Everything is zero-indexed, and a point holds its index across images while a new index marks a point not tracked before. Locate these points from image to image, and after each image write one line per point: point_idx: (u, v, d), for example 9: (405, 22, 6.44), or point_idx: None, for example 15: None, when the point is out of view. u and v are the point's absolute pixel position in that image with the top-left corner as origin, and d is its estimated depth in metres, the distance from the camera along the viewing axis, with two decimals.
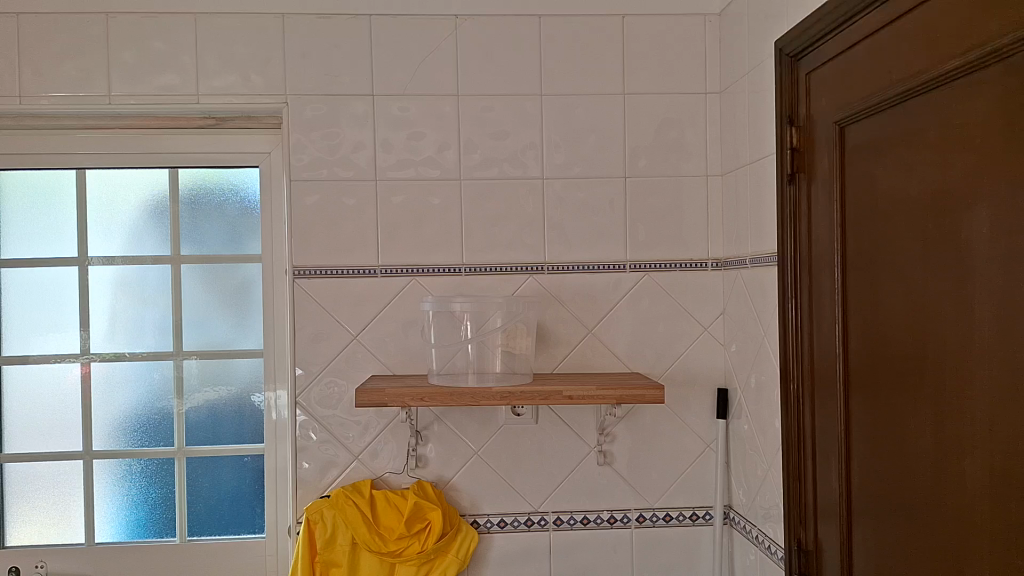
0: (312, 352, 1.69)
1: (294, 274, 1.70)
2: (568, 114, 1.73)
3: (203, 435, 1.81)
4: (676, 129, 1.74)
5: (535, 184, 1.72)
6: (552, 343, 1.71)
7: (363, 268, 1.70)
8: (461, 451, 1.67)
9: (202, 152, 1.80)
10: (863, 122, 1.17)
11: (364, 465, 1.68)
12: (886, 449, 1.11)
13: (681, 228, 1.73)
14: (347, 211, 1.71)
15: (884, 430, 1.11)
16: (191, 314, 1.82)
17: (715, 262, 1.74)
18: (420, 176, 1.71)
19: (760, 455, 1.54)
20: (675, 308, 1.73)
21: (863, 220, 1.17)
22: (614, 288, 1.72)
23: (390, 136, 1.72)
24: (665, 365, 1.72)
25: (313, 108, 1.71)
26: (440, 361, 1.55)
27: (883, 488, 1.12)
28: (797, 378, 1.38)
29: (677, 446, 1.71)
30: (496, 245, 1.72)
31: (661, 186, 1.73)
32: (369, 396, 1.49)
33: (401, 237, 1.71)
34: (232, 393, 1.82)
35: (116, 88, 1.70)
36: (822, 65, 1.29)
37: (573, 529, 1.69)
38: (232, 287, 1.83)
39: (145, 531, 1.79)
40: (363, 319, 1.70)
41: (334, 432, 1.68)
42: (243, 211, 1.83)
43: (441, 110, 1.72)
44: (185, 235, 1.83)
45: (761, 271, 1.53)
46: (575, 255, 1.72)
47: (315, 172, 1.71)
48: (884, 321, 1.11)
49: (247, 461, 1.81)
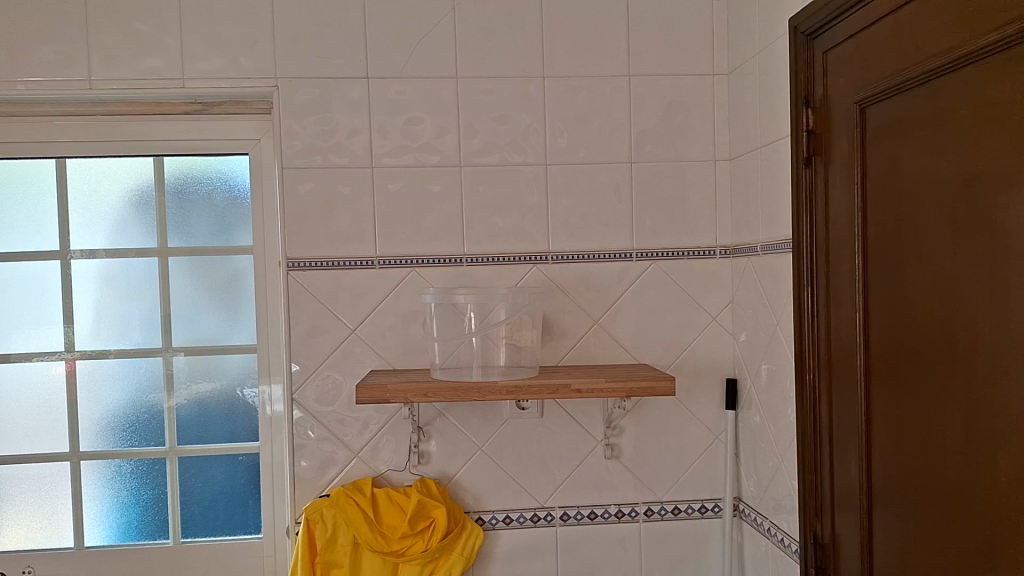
0: (309, 347, 1.63)
1: (288, 266, 1.63)
2: (571, 97, 1.66)
3: (195, 434, 1.74)
4: (683, 112, 1.68)
5: (537, 170, 1.66)
6: (557, 335, 1.66)
7: (360, 260, 1.64)
8: (464, 446, 1.62)
9: (189, 139, 1.71)
10: (885, 103, 1.13)
11: (364, 462, 1.62)
12: (912, 441, 1.07)
13: (688, 215, 1.68)
14: (343, 199, 1.64)
15: (910, 422, 1.08)
16: (180, 309, 1.75)
17: (723, 249, 1.69)
18: (419, 163, 1.65)
19: (771, 446, 1.51)
20: (683, 298, 1.68)
21: (888, 203, 1.12)
22: (621, 278, 1.67)
23: (387, 121, 1.64)
24: (673, 356, 1.68)
25: (305, 93, 1.64)
26: (444, 355, 1.51)
27: (906, 479, 1.09)
28: (813, 368, 1.34)
29: (684, 439, 1.67)
30: (498, 235, 1.66)
31: (667, 171, 1.68)
32: (370, 393, 1.43)
33: (400, 227, 1.64)
34: (224, 389, 1.75)
35: (96, 72, 1.61)
36: (841, 43, 1.24)
37: (580, 524, 1.65)
38: (223, 280, 1.75)
39: (137, 533, 1.73)
40: (361, 312, 1.64)
41: (333, 429, 1.62)
42: (231, 201, 1.76)
43: (439, 94, 1.65)
44: (172, 226, 1.75)
45: (772, 259, 1.49)
46: (579, 244, 1.67)
47: (309, 160, 1.64)
48: (910, 311, 1.07)
49: (242, 460, 1.75)
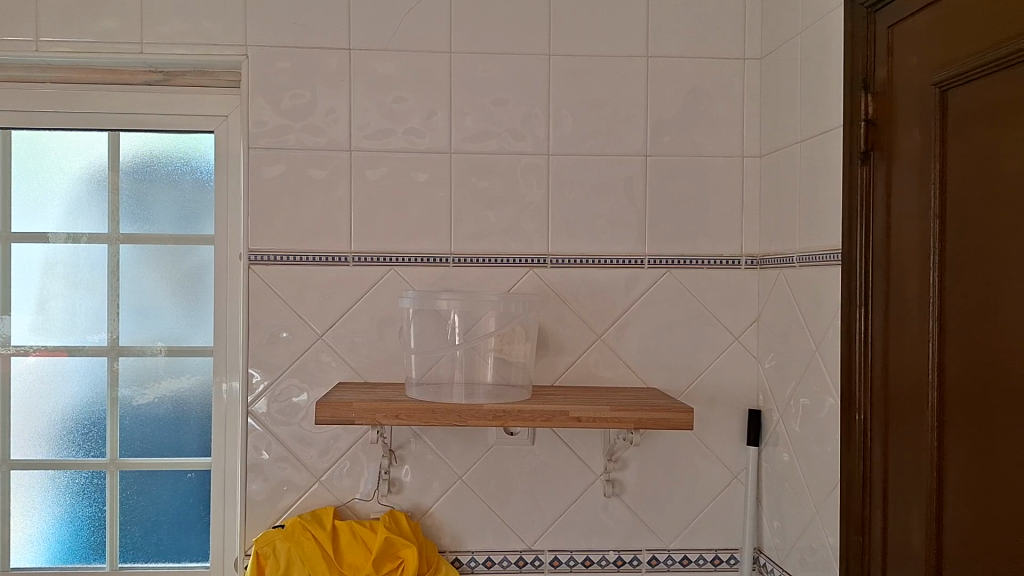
0: (270, 352, 1.42)
1: (249, 259, 1.43)
2: (580, 79, 1.46)
3: (139, 446, 1.54)
4: (708, 100, 1.47)
5: (538, 161, 1.45)
6: (553, 350, 1.44)
7: (332, 255, 1.43)
8: (442, 475, 1.41)
9: (149, 112, 1.53)
10: (977, 85, 0.93)
11: (326, 488, 1.41)
12: (1011, 500, 0.88)
13: (710, 219, 1.47)
14: (315, 186, 1.43)
15: (1008, 478, 0.88)
16: (131, 303, 1.55)
17: (749, 259, 1.46)
18: (404, 147, 1.44)
19: (804, 494, 1.29)
20: (701, 313, 1.46)
21: (978, 210, 0.93)
22: (630, 287, 1.45)
23: (369, 99, 1.44)
24: (687, 380, 1.46)
25: (278, 63, 1.44)
26: (421, 369, 1.29)
27: (997, 546, 0.90)
28: (864, 407, 1.14)
29: (697, 477, 1.45)
30: (490, 233, 1.45)
31: (688, 168, 1.46)
32: (332, 412, 1.22)
33: (379, 220, 1.44)
34: (175, 395, 1.55)
35: (44, 31, 1.43)
36: (916, 14, 1.04)
37: (573, 572, 1.42)
38: (181, 272, 1.56)
39: (69, 555, 1.53)
40: (331, 315, 1.43)
41: (292, 449, 1.41)
42: (193, 184, 1.56)
43: (430, 70, 1.45)
44: (125, 210, 1.56)
45: (813, 272, 1.27)
46: (583, 247, 1.45)
47: (279, 139, 1.44)
48: (1011, 341, 0.88)
49: (191, 478, 1.54)
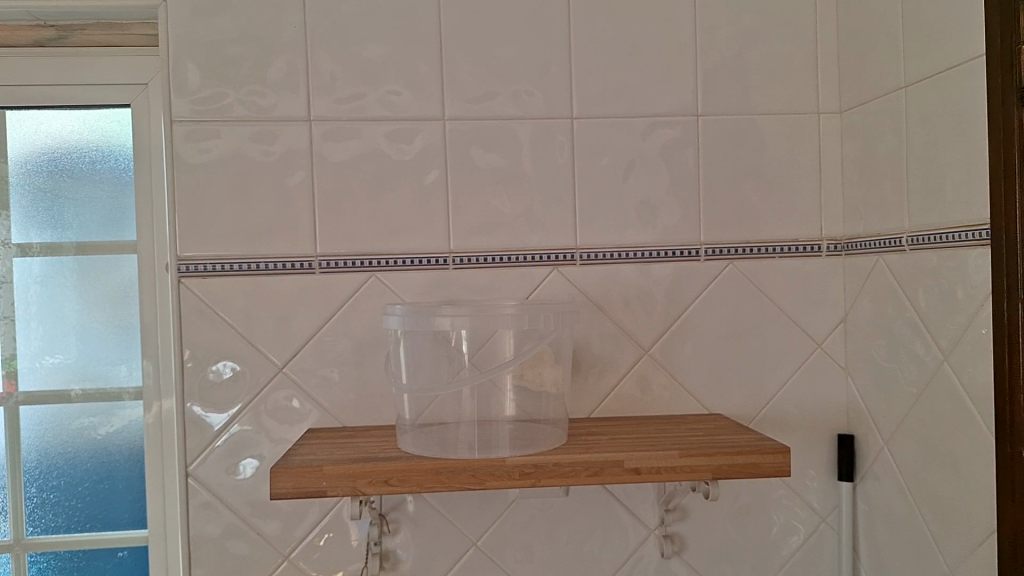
0: (216, 393, 1.08)
1: (180, 272, 1.07)
2: (609, 19, 1.12)
3: (52, 520, 1.19)
4: (773, 43, 1.14)
5: (558, 127, 1.12)
6: (588, 373, 1.12)
7: (294, 262, 1.09)
8: (450, 542, 1.08)
9: (42, 82, 1.16)
10: None
11: (299, 568, 1.07)
12: None
13: (781, 194, 1.14)
14: (266, 170, 1.08)
15: None
16: (32, 334, 1.19)
17: (832, 244, 1.15)
18: (382, 115, 1.10)
19: (929, 550, 0.98)
20: (773, 315, 1.14)
21: None
22: (682, 287, 1.13)
23: (333, 53, 1.09)
24: (759, 402, 1.14)
25: (208, 9, 1.08)
26: (417, 411, 0.96)
27: None
28: None
29: (776, 524, 1.14)
30: (500, 224, 1.11)
31: (751, 131, 1.14)
32: (293, 483, 0.87)
33: (352, 212, 1.09)
34: (97, 452, 1.20)
35: None
36: None
37: None
38: (95, 293, 1.20)
39: None
40: (295, 341, 1.09)
41: (251, 519, 1.07)
42: (108, 179, 1.20)
43: (411, 14, 1.10)
44: (19, 215, 1.19)
45: (933, 258, 0.96)
46: (620, 237, 1.12)
47: (215, 111, 1.08)
48: None
49: (123, 557, 1.20)
